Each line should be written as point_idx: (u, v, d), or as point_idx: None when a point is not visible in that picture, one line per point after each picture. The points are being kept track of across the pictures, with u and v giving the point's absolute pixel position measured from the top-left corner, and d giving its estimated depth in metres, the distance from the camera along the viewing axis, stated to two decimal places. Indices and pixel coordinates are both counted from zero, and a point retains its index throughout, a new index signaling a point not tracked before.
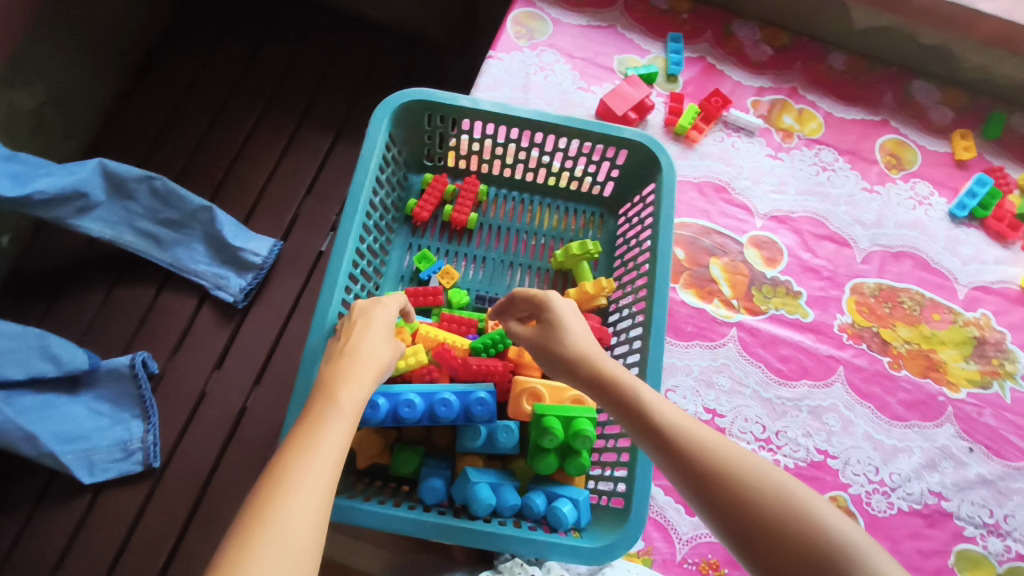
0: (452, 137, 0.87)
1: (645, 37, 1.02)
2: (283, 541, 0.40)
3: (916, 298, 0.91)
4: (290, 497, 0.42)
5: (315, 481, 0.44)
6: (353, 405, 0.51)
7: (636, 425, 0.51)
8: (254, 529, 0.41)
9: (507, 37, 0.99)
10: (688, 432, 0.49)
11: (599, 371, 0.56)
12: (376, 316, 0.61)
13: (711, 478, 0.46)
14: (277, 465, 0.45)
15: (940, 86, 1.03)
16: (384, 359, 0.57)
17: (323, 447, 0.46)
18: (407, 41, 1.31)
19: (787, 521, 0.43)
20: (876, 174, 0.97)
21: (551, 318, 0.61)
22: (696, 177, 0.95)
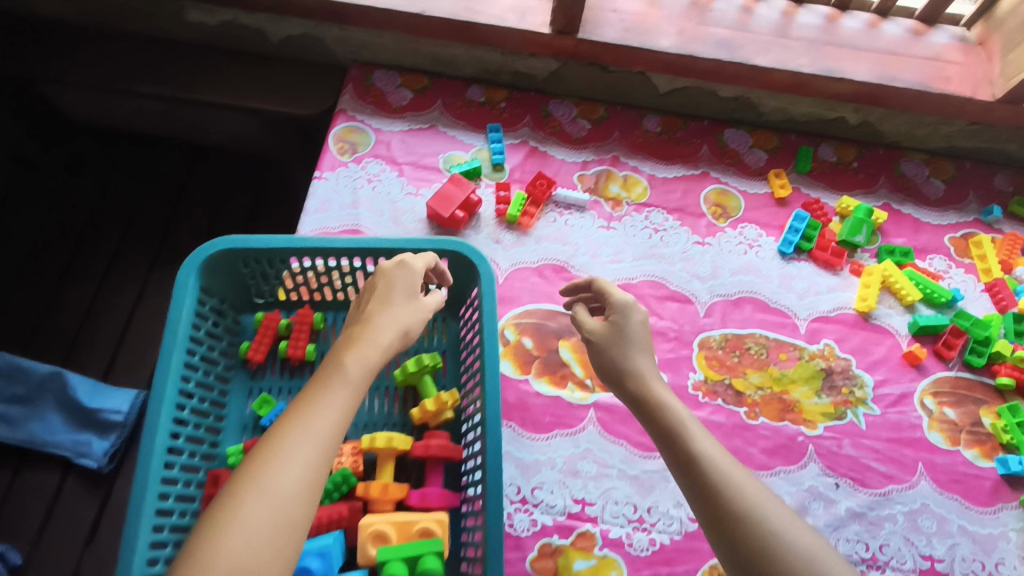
0: (274, 274, 0.84)
1: (466, 131, 1.04)
2: (271, 498, 0.49)
3: (761, 341, 0.93)
4: (281, 457, 0.51)
5: (309, 445, 0.52)
6: (358, 373, 0.59)
7: (669, 434, 0.64)
8: (247, 481, 0.49)
9: (330, 156, 1.00)
10: (721, 459, 0.61)
11: (650, 392, 0.68)
12: (399, 283, 0.69)
13: (725, 494, 0.58)
14: (284, 420, 0.54)
15: (750, 131, 1.09)
16: (394, 326, 0.65)
17: (321, 411, 0.54)
18: (253, 160, 1.30)
19: (761, 511, 0.56)
20: (705, 226, 1.01)
21: (623, 327, 0.73)
22: (535, 262, 0.96)
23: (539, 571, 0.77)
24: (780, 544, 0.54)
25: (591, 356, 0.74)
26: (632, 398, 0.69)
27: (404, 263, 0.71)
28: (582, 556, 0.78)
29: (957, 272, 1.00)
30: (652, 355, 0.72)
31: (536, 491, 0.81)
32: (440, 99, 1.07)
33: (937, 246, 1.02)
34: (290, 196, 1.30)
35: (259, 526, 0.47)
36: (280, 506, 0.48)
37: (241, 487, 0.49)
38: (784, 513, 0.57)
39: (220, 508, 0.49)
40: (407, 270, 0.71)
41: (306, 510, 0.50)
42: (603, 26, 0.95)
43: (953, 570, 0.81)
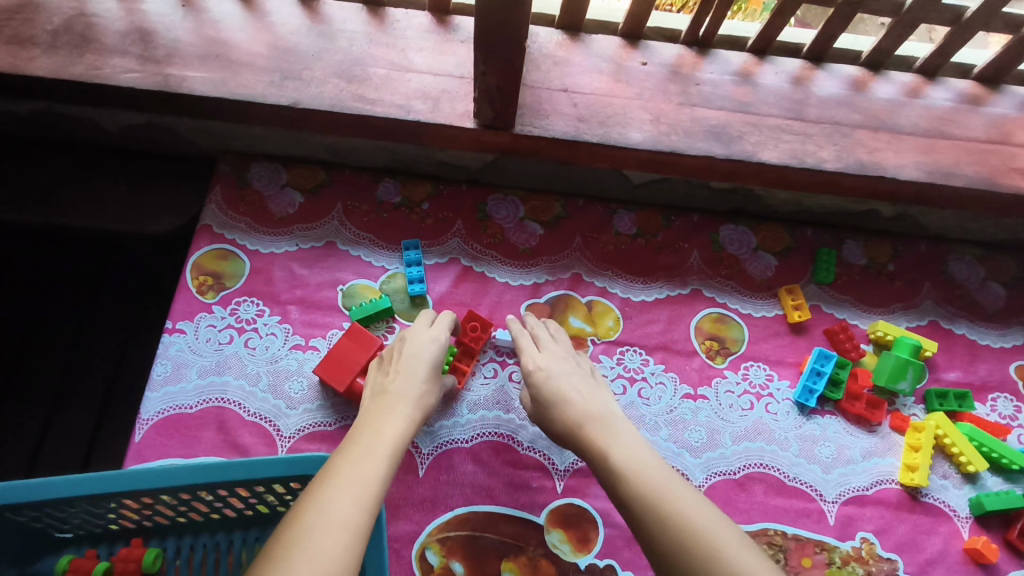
0: (71, 515, 0.59)
1: (376, 249, 0.78)
2: (313, 560, 0.40)
3: (776, 540, 0.69)
4: (321, 515, 0.43)
5: (352, 501, 0.45)
6: (393, 440, 0.53)
7: (610, 478, 0.54)
8: (291, 537, 0.42)
9: (185, 297, 0.73)
10: (658, 496, 0.50)
11: (587, 433, 0.59)
12: (421, 353, 0.64)
13: (672, 534, 0.48)
14: (323, 473, 0.48)
15: (753, 227, 0.83)
16: (422, 399, 0.60)
17: (359, 470, 0.48)
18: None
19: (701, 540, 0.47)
20: (697, 369, 0.76)
21: (550, 376, 0.65)
22: (467, 440, 0.71)
23: None
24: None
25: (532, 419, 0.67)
26: (577, 448, 0.60)
27: (427, 330, 0.67)
28: None
29: None
30: (598, 389, 0.64)
31: None
32: (339, 203, 0.79)
33: (1000, 381, 0.78)
34: None
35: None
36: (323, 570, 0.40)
37: (280, 548, 0.41)
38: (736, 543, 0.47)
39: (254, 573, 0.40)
40: (427, 338, 0.66)
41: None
42: (549, 114, 0.69)
43: None
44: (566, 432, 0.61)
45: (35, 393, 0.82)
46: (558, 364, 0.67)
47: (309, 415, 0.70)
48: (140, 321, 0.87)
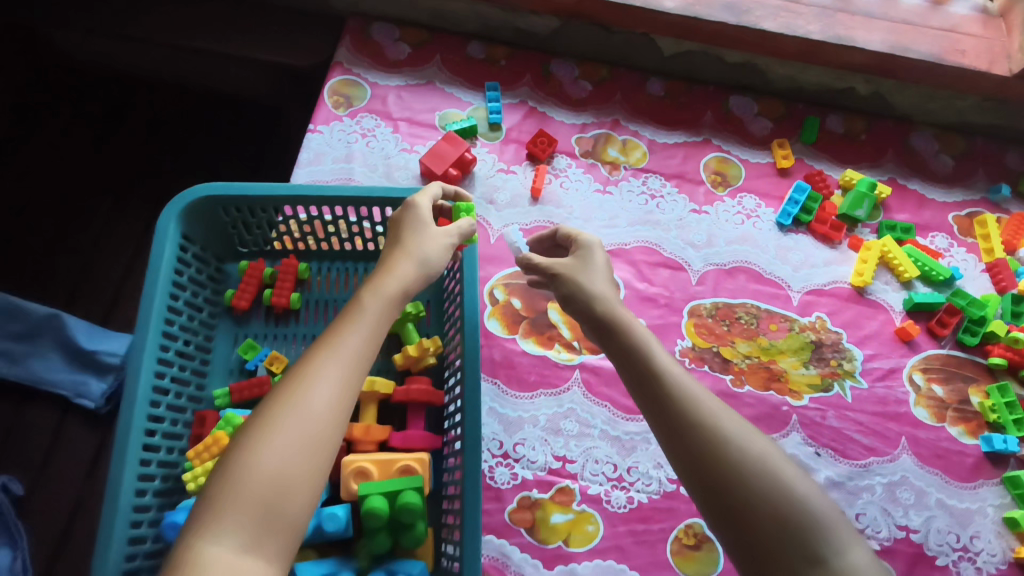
0: (257, 222, 0.85)
1: (465, 89, 1.03)
2: (302, 423, 0.49)
3: (752, 311, 0.93)
4: (309, 385, 0.51)
5: (337, 369, 0.53)
6: (381, 305, 0.59)
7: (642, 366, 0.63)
8: (282, 401, 0.50)
9: (324, 109, 0.99)
10: (684, 389, 0.60)
11: (616, 317, 0.68)
12: (410, 228, 0.68)
13: (698, 416, 0.58)
14: (322, 341, 0.55)
15: (756, 97, 1.06)
16: (415, 263, 0.64)
17: (347, 337, 0.55)
18: (252, 107, 1.27)
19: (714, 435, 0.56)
20: (703, 194, 1.00)
21: (586, 262, 0.73)
22: (527, 223, 0.96)
23: (517, 522, 0.80)
24: (744, 460, 0.54)
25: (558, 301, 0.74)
26: (598, 329, 0.68)
27: (416, 200, 0.71)
28: (561, 510, 0.81)
29: (958, 252, 0.99)
30: (607, 279, 0.72)
31: (519, 447, 0.84)
32: (438, 54, 1.05)
33: (940, 224, 1.01)
34: (281, 144, 1.25)
35: (294, 450, 0.48)
36: (313, 426, 0.50)
37: (272, 413, 0.50)
38: (746, 430, 0.57)
39: (251, 431, 0.49)
40: (417, 211, 0.70)
41: (333, 433, 0.50)
42: None
43: (927, 541, 0.83)
44: (589, 316, 0.69)
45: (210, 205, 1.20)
46: (608, 268, 0.74)
47: None
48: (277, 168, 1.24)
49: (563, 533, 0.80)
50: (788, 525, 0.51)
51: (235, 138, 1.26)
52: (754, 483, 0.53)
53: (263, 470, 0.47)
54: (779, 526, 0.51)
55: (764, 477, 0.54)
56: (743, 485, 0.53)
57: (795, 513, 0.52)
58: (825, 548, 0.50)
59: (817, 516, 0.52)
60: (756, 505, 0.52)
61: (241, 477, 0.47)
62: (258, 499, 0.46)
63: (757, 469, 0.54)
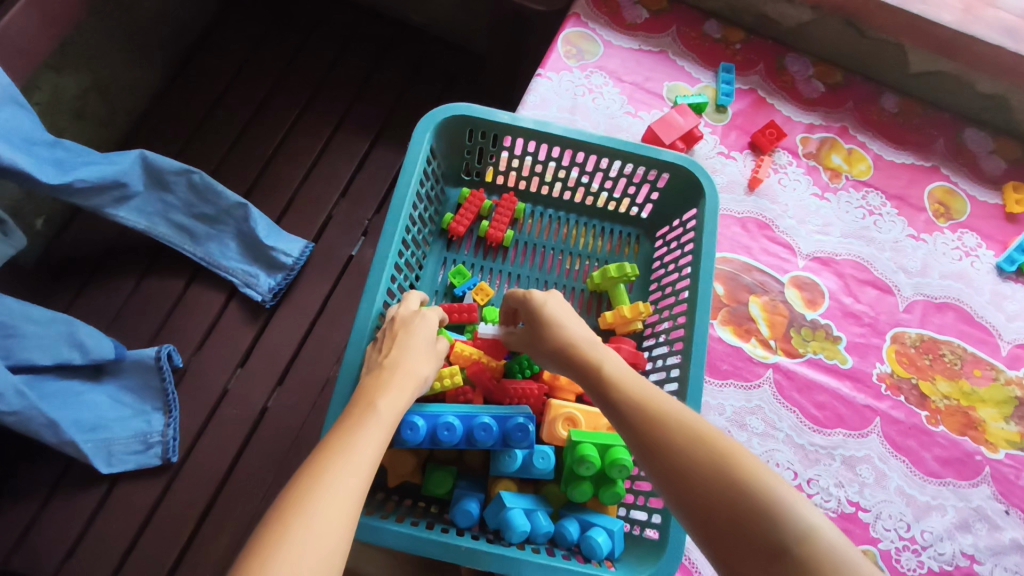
0: (492, 153, 0.85)
1: (696, 65, 1.01)
2: (318, 533, 0.44)
3: (958, 351, 0.89)
4: (323, 491, 0.46)
5: (355, 470, 0.49)
6: (389, 412, 0.56)
7: (597, 389, 0.56)
8: (292, 507, 0.45)
9: (556, 56, 0.98)
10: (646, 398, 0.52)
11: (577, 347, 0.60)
12: (415, 331, 0.66)
13: (644, 421, 0.50)
14: (331, 448, 0.50)
15: (993, 135, 1.01)
16: (420, 369, 0.63)
17: (362, 446, 0.51)
18: (453, 51, 1.31)
19: (673, 434, 0.48)
20: (924, 222, 0.95)
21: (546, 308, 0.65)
22: (739, 212, 0.94)
23: None
24: (700, 457, 0.47)
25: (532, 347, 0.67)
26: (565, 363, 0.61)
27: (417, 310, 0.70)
28: None
29: None
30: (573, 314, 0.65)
31: None
32: (675, 26, 1.03)
33: None
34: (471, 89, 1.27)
35: (306, 560, 0.42)
36: (326, 538, 0.44)
37: (282, 520, 0.44)
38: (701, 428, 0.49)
39: (258, 539, 0.43)
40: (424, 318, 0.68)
41: (344, 545, 0.45)
42: None
43: None
44: (555, 353, 0.62)
45: (404, 117, 1.26)
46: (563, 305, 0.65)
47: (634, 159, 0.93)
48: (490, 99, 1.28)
49: None
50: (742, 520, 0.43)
51: (430, 75, 1.29)
52: (705, 479, 0.45)
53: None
54: (734, 524, 0.43)
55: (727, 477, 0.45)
56: (698, 487, 0.45)
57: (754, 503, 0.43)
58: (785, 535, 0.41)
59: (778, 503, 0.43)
60: (715, 508, 0.44)
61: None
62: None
63: (714, 460, 0.46)
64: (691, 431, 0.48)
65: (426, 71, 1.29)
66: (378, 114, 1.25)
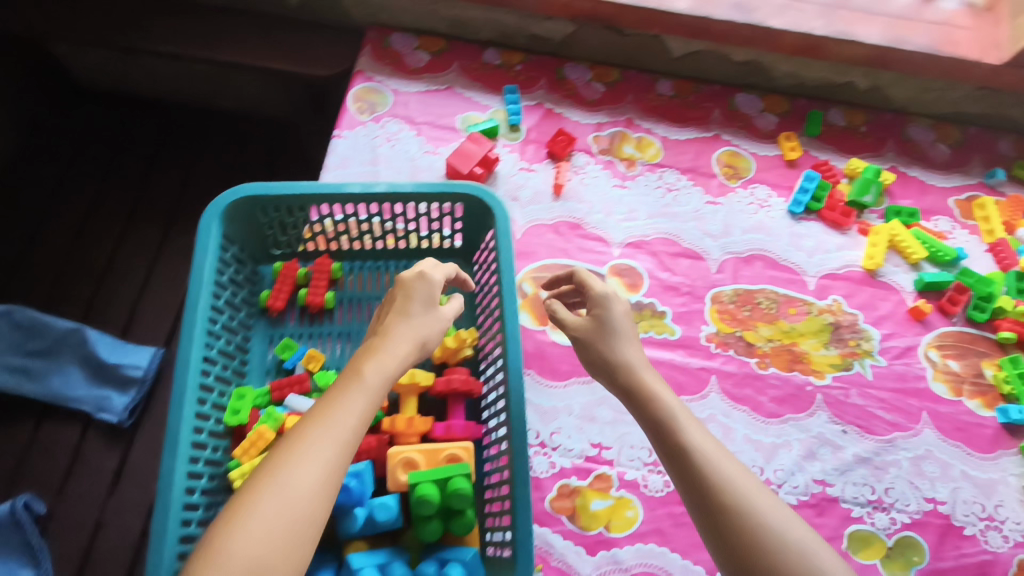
0: (293, 224, 0.86)
1: (483, 93, 1.06)
2: (279, 507, 0.51)
3: (771, 296, 0.96)
4: (296, 462, 0.53)
5: (329, 446, 0.55)
6: (378, 383, 0.61)
7: (652, 417, 0.65)
8: (263, 482, 0.52)
9: (348, 115, 1.01)
10: (699, 438, 0.63)
11: (641, 384, 0.68)
12: (415, 292, 0.69)
13: (702, 458, 0.61)
14: (302, 422, 0.56)
15: (761, 95, 1.11)
16: (414, 335, 0.66)
17: (333, 422, 0.56)
18: (267, 125, 1.31)
19: (722, 478, 0.60)
20: (717, 186, 1.03)
21: (603, 322, 0.72)
22: (551, 219, 0.98)
23: (558, 510, 0.81)
24: (758, 511, 0.58)
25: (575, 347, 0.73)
26: (622, 390, 0.69)
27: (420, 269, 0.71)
28: (600, 496, 0.82)
29: (961, 233, 1.03)
30: (635, 337, 0.72)
31: (555, 435, 0.85)
32: (457, 62, 1.09)
33: (942, 208, 1.05)
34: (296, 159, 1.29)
35: (272, 531, 0.50)
36: (290, 513, 0.51)
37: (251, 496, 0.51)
38: (771, 508, 0.58)
39: (233, 507, 0.52)
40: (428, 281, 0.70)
41: (315, 513, 0.52)
42: None
43: (954, 512, 0.85)
44: (613, 366, 0.70)
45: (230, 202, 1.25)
46: (628, 309, 0.74)
47: None
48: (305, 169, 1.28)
49: (603, 519, 0.81)
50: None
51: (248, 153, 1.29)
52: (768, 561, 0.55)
53: (242, 554, 0.49)
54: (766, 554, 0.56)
55: (796, 562, 0.55)
56: (744, 522, 0.57)
57: (780, 544, 0.56)
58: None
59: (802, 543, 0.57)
60: (755, 540, 0.56)
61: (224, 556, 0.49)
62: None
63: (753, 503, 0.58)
64: (732, 471, 0.60)
65: (244, 150, 1.29)
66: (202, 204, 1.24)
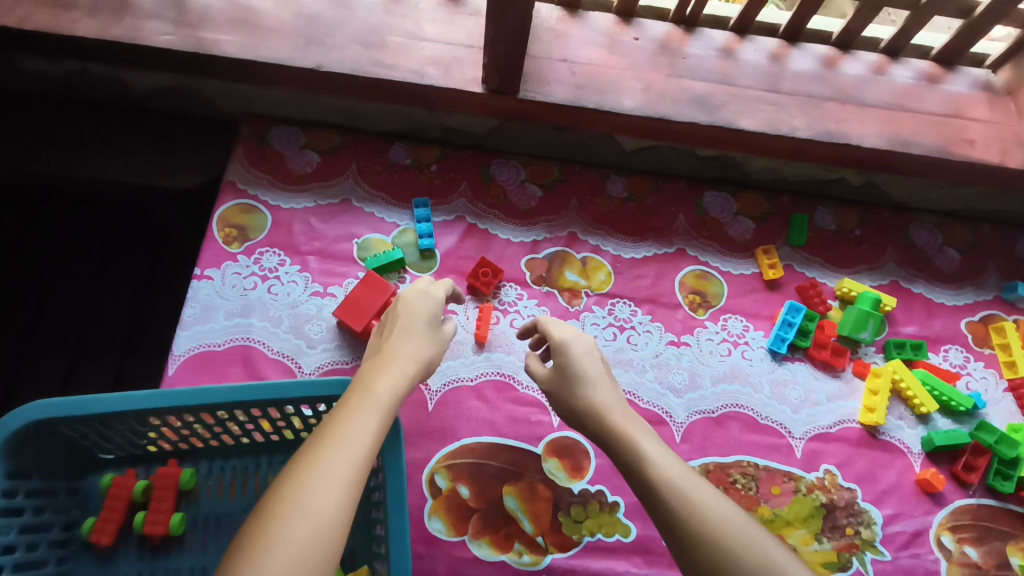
0: (117, 432, 0.64)
1: (387, 206, 0.84)
2: (306, 528, 0.40)
3: (749, 471, 0.77)
4: (317, 476, 0.43)
5: (348, 457, 0.45)
6: (388, 397, 0.52)
7: (620, 457, 0.55)
8: (279, 502, 0.42)
9: (212, 247, 0.79)
10: (666, 469, 0.52)
11: (608, 425, 0.58)
12: (421, 313, 0.62)
13: (660, 488, 0.50)
14: (316, 436, 0.47)
15: (733, 193, 0.91)
16: (420, 352, 0.59)
17: (354, 432, 0.47)
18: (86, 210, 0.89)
19: (685, 518, 0.48)
20: (681, 320, 0.83)
21: (564, 362, 0.63)
22: (473, 378, 0.77)
23: None
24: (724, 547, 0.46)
25: (545, 394, 0.65)
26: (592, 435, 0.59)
27: (422, 288, 0.66)
28: None
29: (976, 368, 0.85)
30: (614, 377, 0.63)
31: None
32: (354, 163, 0.85)
33: (952, 334, 0.86)
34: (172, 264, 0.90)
35: (294, 558, 0.39)
36: (315, 533, 0.40)
37: (267, 523, 0.40)
38: (747, 535, 0.46)
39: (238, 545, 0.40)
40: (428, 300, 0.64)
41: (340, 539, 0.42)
42: (550, 82, 0.76)
43: None
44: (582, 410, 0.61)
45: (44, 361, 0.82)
46: (593, 348, 0.65)
47: (328, 354, 0.76)
48: (153, 274, 0.88)
49: None
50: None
51: (61, 262, 0.87)
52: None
53: None
54: None
55: None
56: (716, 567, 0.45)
57: None
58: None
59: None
60: None
61: None
62: None
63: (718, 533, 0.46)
64: (698, 503, 0.48)
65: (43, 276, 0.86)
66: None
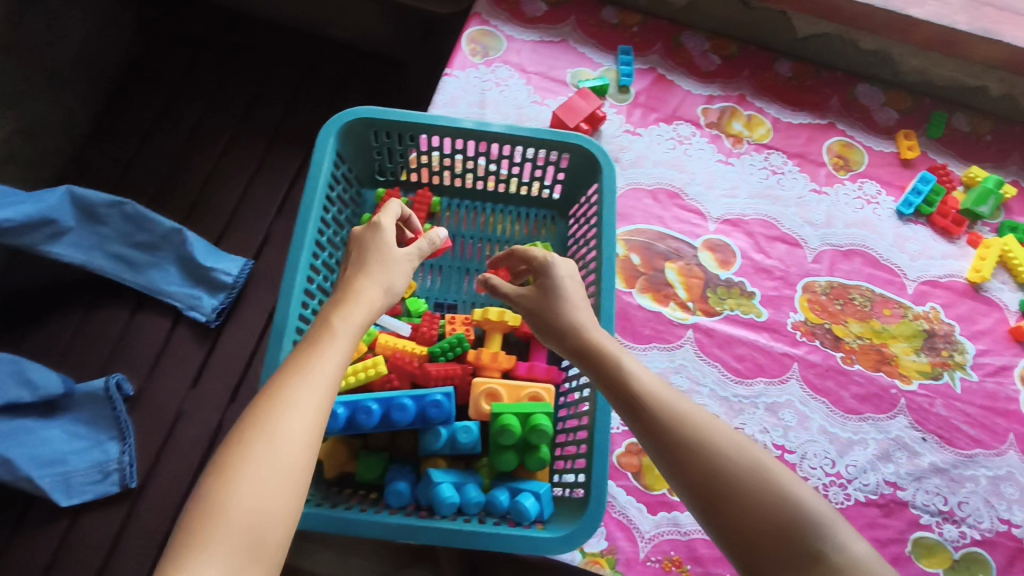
0: (401, 151, 0.88)
1: (597, 51, 1.05)
2: (274, 456, 0.45)
3: (866, 294, 0.94)
4: (282, 406, 0.48)
5: (308, 392, 0.49)
6: (352, 327, 0.56)
7: (608, 385, 0.59)
8: (253, 421, 0.47)
9: (462, 55, 1.01)
10: (654, 387, 0.57)
11: (590, 341, 0.62)
12: (374, 244, 0.65)
13: (667, 412, 0.54)
14: (281, 377, 0.51)
15: (883, 88, 1.07)
16: (383, 293, 0.62)
17: (319, 359, 0.52)
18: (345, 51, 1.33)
19: (680, 429, 0.53)
20: (824, 175, 1.01)
21: (546, 287, 0.68)
22: (650, 184, 0.97)
23: (625, 466, 0.82)
24: (722, 453, 0.50)
25: (528, 319, 0.69)
26: (573, 352, 0.63)
27: (376, 221, 0.68)
28: None
29: None
30: (584, 300, 0.68)
31: None
32: (573, 15, 1.07)
33: None
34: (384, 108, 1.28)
35: (267, 485, 0.44)
36: (283, 467, 0.45)
37: (237, 445, 0.46)
38: (736, 438, 0.52)
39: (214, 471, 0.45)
40: (380, 230, 0.67)
41: (306, 465, 0.47)
42: None
43: None
44: (564, 330, 0.64)
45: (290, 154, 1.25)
46: (575, 274, 0.70)
47: None
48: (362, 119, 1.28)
49: None
50: (791, 539, 0.46)
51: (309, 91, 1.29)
52: (752, 494, 0.48)
53: (239, 507, 0.43)
54: (739, 500, 0.48)
55: (764, 483, 0.49)
56: (715, 473, 0.49)
57: (759, 483, 0.48)
58: (833, 550, 0.45)
59: (772, 472, 0.49)
60: (733, 483, 0.49)
61: (220, 513, 0.43)
62: (242, 538, 0.42)
63: (716, 446, 0.51)
64: (693, 418, 0.53)
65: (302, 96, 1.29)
66: (258, 147, 1.24)
